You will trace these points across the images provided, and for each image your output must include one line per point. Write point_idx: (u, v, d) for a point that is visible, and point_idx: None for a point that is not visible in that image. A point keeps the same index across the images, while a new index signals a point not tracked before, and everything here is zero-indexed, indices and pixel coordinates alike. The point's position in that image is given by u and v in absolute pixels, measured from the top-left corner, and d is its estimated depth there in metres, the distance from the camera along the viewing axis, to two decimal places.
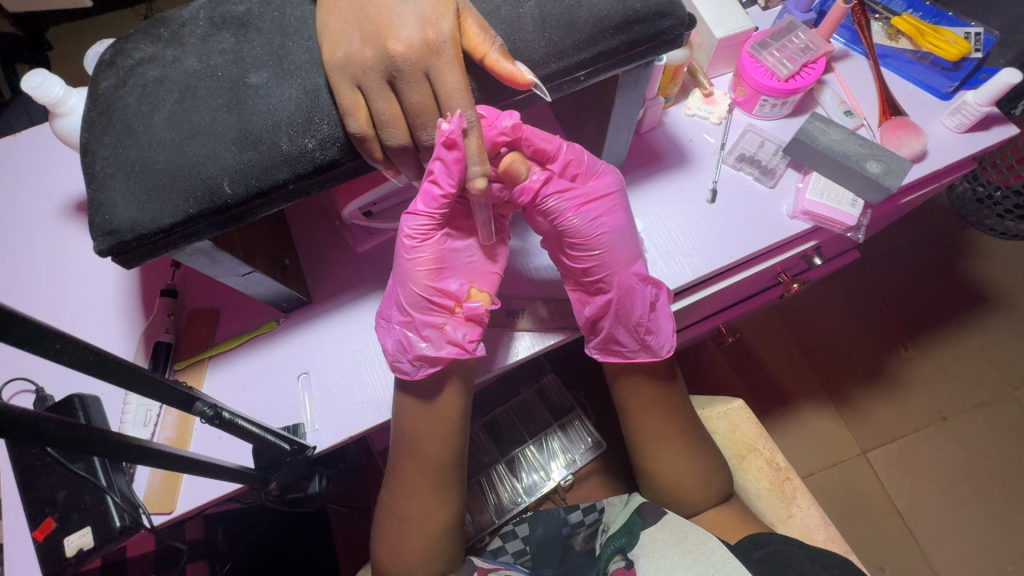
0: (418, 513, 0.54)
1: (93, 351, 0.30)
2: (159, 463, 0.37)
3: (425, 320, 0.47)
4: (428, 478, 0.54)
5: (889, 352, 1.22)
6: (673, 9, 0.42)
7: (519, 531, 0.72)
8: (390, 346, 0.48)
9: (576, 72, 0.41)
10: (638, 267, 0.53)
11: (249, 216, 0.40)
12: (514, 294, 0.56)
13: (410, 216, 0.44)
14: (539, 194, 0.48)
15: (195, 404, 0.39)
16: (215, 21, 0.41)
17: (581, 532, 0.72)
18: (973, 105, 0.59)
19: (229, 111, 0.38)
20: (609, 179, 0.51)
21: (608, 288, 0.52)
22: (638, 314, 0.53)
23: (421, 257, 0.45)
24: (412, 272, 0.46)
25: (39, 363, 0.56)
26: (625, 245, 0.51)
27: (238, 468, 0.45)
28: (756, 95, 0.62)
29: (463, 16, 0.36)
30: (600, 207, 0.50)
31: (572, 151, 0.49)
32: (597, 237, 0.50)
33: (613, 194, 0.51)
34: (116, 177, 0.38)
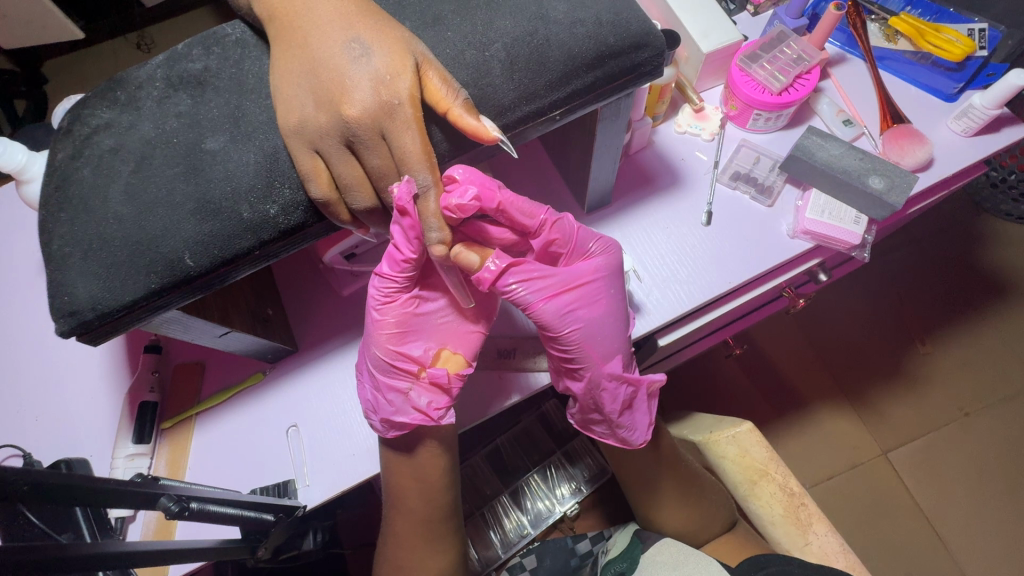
0: (415, 565, 0.53)
1: (25, 480, 0.30)
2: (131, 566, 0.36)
3: (388, 387, 0.45)
4: (422, 532, 0.52)
5: (907, 348, 1.18)
6: (650, 39, 0.39)
7: (526, 564, 0.71)
8: (364, 402, 0.47)
9: (550, 113, 0.39)
10: (617, 364, 0.47)
11: (217, 283, 0.38)
12: (504, 334, 0.54)
13: (376, 278, 0.43)
14: (496, 284, 0.42)
15: (159, 500, 0.37)
16: (171, 80, 0.39)
17: (588, 562, 0.70)
18: (981, 109, 0.56)
19: (186, 180, 0.36)
20: (597, 262, 0.46)
21: (580, 377, 0.47)
22: (610, 408, 0.49)
23: (383, 319, 0.44)
24: (375, 338, 0.44)
25: (26, 429, 0.55)
26: (602, 344, 0.45)
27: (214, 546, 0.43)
28: (748, 110, 0.60)
29: (423, 70, 0.34)
30: (575, 297, 0.44)
31: (559, 228, 0.45)
32: (569, 331, 0.44)
33: (594, 283, 0.45)
34: (74, 256, 0.36)
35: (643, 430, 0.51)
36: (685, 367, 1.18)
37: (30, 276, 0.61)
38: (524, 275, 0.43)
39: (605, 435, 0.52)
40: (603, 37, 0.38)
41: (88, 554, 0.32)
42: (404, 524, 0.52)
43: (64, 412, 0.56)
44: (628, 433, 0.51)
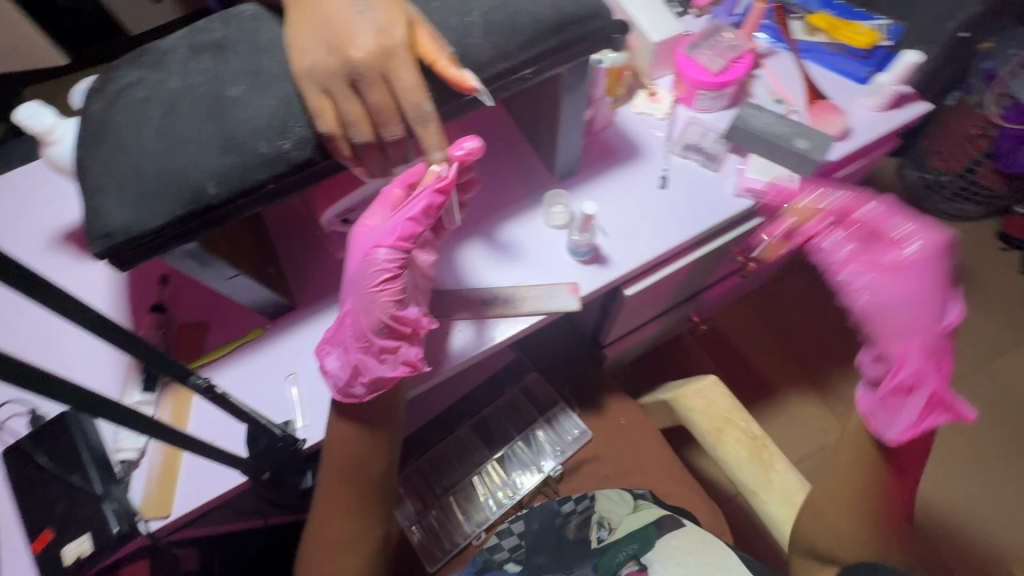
0: (353, 534, 0.56)
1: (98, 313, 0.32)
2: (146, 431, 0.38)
3: (384, 346, 0.51)
4: (368, 491, 0.56)
5: (862, 335, 1.28)
6: (602, 12, 0.47)
7: (514, 527, 0.71)
8: (343, 372, 0.51)
9: (523, 71, 0.46)
10: (926, 337, 0.54)
11: (233, 216, 0.43)
12: (455, 305, 0.61)
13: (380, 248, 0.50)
14: (812, 240, 0.62)
15: (189, 379, 0.42)
16: (195, 47, 0.45)
17: (573, 519, 0.72)
18: (886, 85, 0.66)
19: (210, 121, 0.42)
20: (917, 247, 0.57)
21: (893, 356, 0.55)
22: (882, 388, 0.55)
23: (388, 286, 0.51)
24: (377, 299, 0.50)
25: (31, 387, 0.58)
26: (915, 321, 0.55)
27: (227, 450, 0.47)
28: (694, 91, 0.69)
29: (415, 27, 0.41)
30: (878, 275, 0.57)
31: (879, 213, 0.59)
32: (867, 300, 0.57)
33: (917, 261, 0.56)
34: (109, 187, 0.41)
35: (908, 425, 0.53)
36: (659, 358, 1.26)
37: (37, 250, 0.65)
38: (838, 241, 0.61)
39: (881, 426, 0.55)
40: (564, 7, 0.46)
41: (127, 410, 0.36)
42: (332, 478, 0.55)
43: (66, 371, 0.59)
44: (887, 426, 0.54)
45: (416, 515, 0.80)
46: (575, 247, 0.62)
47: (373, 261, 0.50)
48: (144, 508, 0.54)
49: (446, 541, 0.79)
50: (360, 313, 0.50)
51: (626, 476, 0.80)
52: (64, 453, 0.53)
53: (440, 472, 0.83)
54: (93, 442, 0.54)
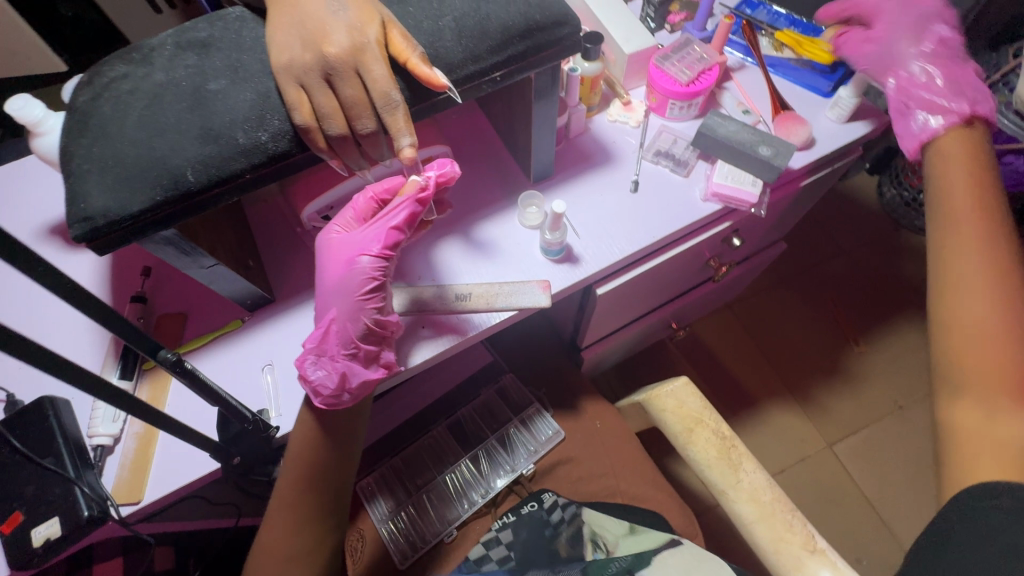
0: (309, 547, 0.56)
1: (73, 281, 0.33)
2: (111, 401, 0.39)
3: (372, 351, 0.54)
4: (324, 490, 0.56)
5: (842, 347, 1.30)
6: (569, 19, 0.50)
7: (502, 537, 0.71)
8: (326, 381, 0.52)
9: (493, 73, 0.49)
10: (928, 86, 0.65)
11: (210, 203, 0.45)
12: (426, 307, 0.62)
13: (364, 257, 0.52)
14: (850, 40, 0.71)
15: (158, 354, 0.42)
16: (181, 44, 0.48)
17: (562, 531, 0.71)
18: (848, 98, 0.70)
19: (192, 112, 0.44)
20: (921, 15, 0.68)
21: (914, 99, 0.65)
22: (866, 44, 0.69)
23: (372, 294, 0.53)
24: (365, 307, 0.52)
25: (10, 373, 0.59)
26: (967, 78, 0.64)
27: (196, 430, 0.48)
28: (665, 101, 0.72)
29: (388, 27, 0.44)
30: (879, 38, 0.69)
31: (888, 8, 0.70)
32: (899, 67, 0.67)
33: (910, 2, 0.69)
34: (91, 172, 0.43)
35: (939, 140, 0.62)
36: (641, 367, 1.28)
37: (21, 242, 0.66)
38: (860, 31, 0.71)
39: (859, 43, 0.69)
40: (532, 14, 0.49)
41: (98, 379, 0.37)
42: (286, 490, 0.55)
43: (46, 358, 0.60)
44: (938, 149, 0.62)
45: (389, 513, 0.80)
46: (548, 246, 0.64)
47: (361, 269, 0.52)
48: (114, 493, 0.54)
49: (420, 538, 0.79)
50: (347, 321, 0.52)
51: (599, 477, 0.80)
52: (38, 437, 0.54)
53: (415, 471, 0.84)
54: (68, 428, 0.55)
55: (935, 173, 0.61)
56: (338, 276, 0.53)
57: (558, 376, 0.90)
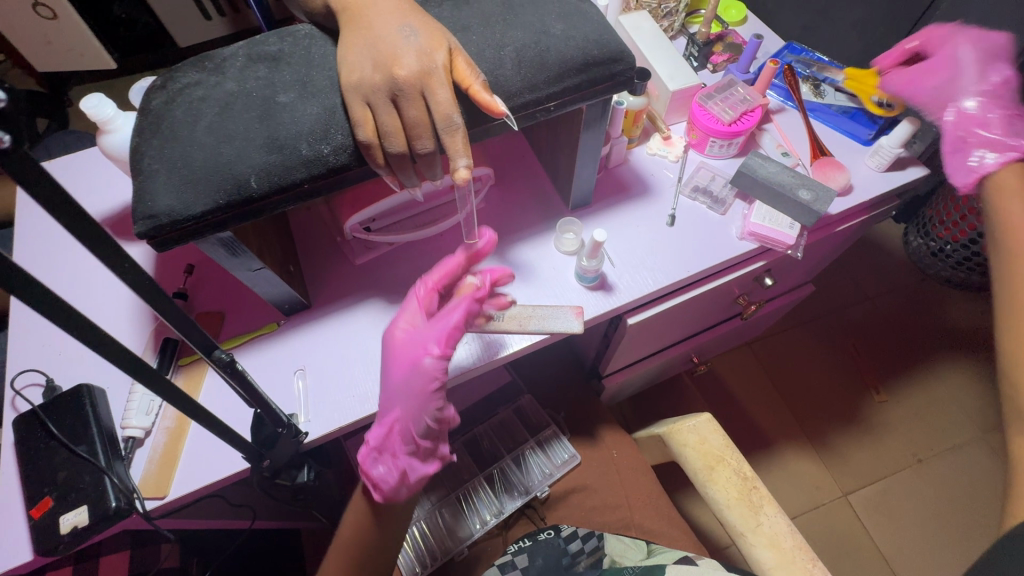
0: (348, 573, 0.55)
1: None
2: (164, 395, 0.38)
3: (430, 447, 0.54)
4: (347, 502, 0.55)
5: (862, 395, 1.28)
6: (624, 56, 0.52)
7: (518, 562, 0.70)
8: (390, 477, 0.53)
9: (547, 103, 0.50)
10: (977, 120, 0.66)
11: (267, 209, 0.47)
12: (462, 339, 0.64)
13: (427, 358, 0.53)
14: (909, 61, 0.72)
15: (212, 352, 0.41)
16: (252, 56, 0.50)
17: (582, 559, 0.70)
18: (888, 148, 0.70)
19: (260, 122, 0.46)
20: (982, 46, 0.68)
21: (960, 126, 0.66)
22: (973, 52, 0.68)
23: (433, 394, 0.53)
24: (427, 407, 0.53)
25: (52, 360, 0.61)
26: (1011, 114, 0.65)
27: (234, 430, 0.47)
28: (706, 138, 0.73)
29: (454, 54, 0.46)
30: (945, 65, 0.69)
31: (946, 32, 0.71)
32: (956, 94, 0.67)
33: (982, 34, 0.69)
34: (160, 172, 0.45)
35: (995, 177, 0.62)
36: (655, 398, 1.27)
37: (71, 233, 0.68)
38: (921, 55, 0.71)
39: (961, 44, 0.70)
40: (589, 50, 0.51)
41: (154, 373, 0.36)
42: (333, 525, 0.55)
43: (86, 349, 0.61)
44: (995, 185, 0.62)
45: None
46: (583, 273, 0.65)
47: (425, 370, 0.53)
48: (142, 487, 0.55)
49: (430, 554, 0.77)
50: (411, 422, 0.53)
51: (615, 509, 0.79)
52: (75, 426, 0.55)
53: (429, 485, 0.85)
54: (103, 417, 0.56)
55: (993, 208, 0.61)
56: (402, 377, 0.54)
57: (577, 402, 0.90)
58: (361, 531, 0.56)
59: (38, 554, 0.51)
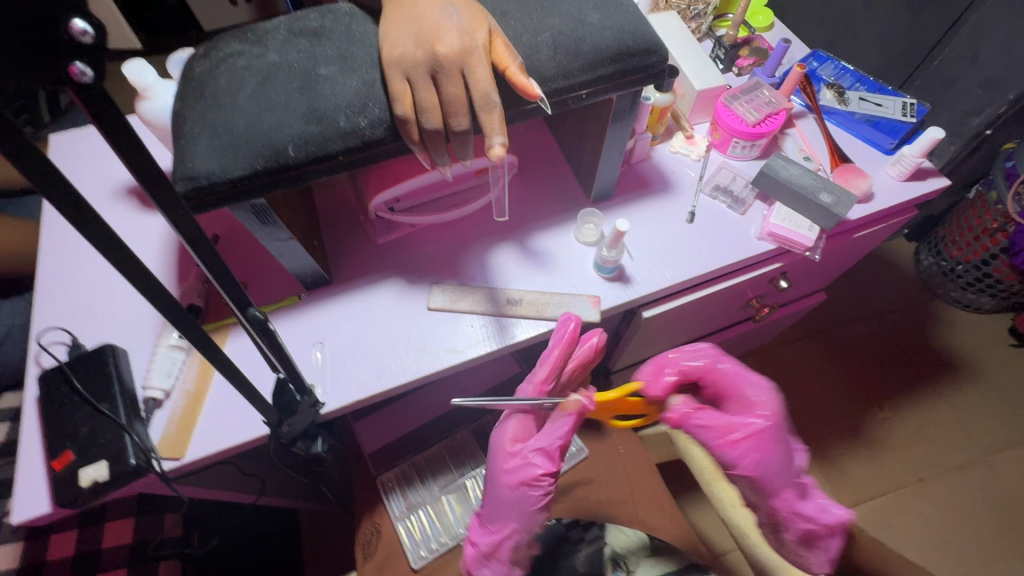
0: None
1: None
2: (201, 353, 0.39)
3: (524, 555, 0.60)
4: None
5: (865, 409, 1.28)
6: (658, 49, 0.53)
7: None
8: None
9: (579, 91, 0.51)
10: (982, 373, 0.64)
11: (303, 178, 0.48)
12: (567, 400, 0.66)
13: (535, 469, 0.57)
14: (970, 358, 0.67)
15: (246, 312, 0.41)
16: (293, 31, 0.51)
17: (582, 551, 0.70)
18: (910, 157, 0.71)
19: (300, 92, 0.47)
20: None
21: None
22: None
23: (534, 509, 0.58)
24: (536, 518, 0.58)
25: (77, 319, 0.62)
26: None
27: (259, 394, 0.48)
28: (729, 138, 0.74)
29: (493, 35, 0.47)
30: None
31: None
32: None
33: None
34: (201, 135, 0.46)
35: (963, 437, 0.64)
36: None
37: (120, 182, 0.70)
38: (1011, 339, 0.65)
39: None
40: (625, 40, 0.51)
41: (194, 326, 0.36)
42: None
43: (110, 312, 0.63)
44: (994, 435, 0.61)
45: (407, 510, 0.81)
46: (602, 263, 0.65)
47: (532, 490, 0.57)
48: (160, 447, 0.55)
49: (438, 539, 0.78)
50: (521, 538, 0.58)
51: (618, 504, 0.79)
52: (99, 384, 0.56)
53: (434, 468, 0.85)
54: (125, 378, 0.57)
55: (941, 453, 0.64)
56: (511, 494, 0.58)
57: None
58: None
59: (57, 505, 0.51)
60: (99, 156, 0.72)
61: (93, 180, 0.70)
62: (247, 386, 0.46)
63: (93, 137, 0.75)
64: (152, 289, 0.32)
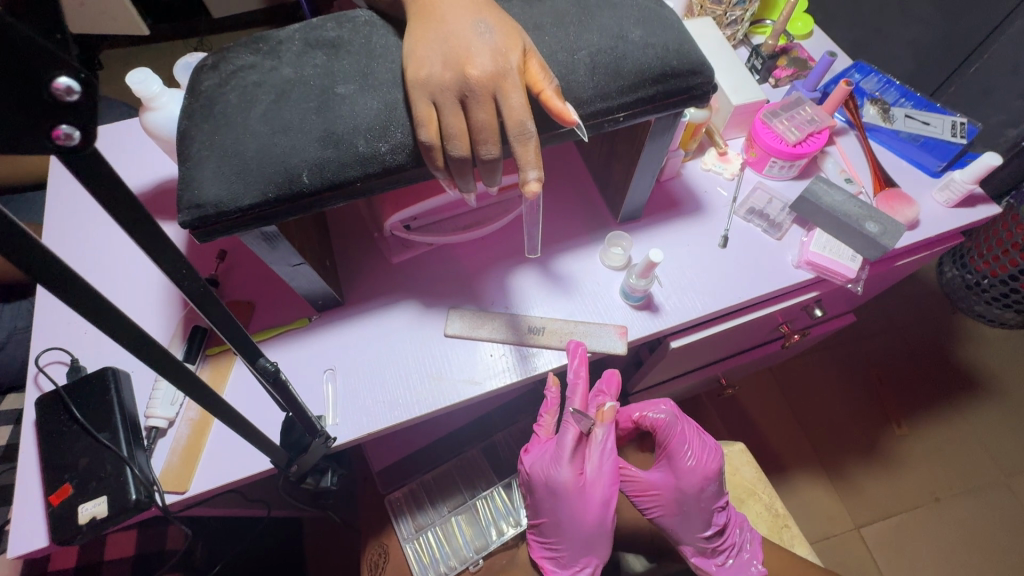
0: None
1: None
2: (206, 406, 0.35)
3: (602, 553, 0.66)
4: None
5: (884, 428, 1.24)
6: (703, 69, 0.48)
7: None
8: None
9: (617, 113, 0.47)
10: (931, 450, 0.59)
11: (317, 206, 0.44)
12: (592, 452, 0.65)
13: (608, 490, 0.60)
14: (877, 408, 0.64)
15: (255, 359, 0.38)
16: (309, 41, 0.47)
17: None
18: (961, 183, 0.66)
19: (316, 113, 0.43)
20: None
21: None
22: None
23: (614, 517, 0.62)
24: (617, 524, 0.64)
25: (78, 339, 0.59)
26: None
27: (268, 437, 0.45)
28: (766, 157, 0.69)
29: (528, 55, 0.43)
30: None
31: None
32: None
33: None
34: (209, 158, 0.42)
35: None
36: None
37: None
38: None
39: None
40: (668, 59, 0.47)
41: (194, 381, 0.33)
42: None
43: None
44: None
45: (417, 531, 0.79)
46: (630, 291, 0.62)
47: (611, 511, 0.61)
48: (162, 480, 0.53)
49: (446, 563, 0.76)
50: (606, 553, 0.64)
51: None
52: (100, 412, 0.53)
53: (446, 489, 0.82)
54: (127, 404, 0.54)
55: None
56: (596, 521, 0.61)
57: None
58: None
59: (54, 542, 0.49)
60: None
61: None
62: (254, 431, 0.42)
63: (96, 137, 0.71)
64: (149, 350, 0.28)
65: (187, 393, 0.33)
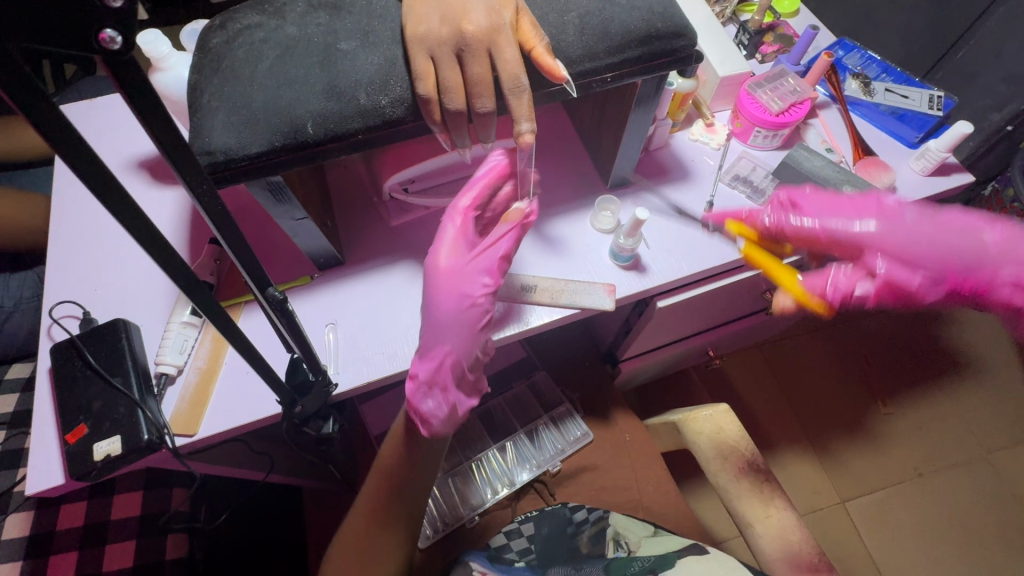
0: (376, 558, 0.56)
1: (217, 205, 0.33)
2: (222, 332, 0.38)
3: (473, 380, 0.56)
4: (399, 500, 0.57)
5: (868, 406, 1.27)
6: (687, 33, 0.51)
7: (524, 529, 0.69)
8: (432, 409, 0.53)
9: (605, 73, 0.50)
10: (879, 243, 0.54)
11: (321, 157, 0.47)
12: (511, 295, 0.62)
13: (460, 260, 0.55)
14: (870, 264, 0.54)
15: (264, 290, 0.41)
16: (312, 2, 0.50)
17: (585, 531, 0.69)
18: (935, 151, 0.69)
19: (320, 68, 0.46)
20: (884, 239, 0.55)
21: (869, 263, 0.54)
22: None
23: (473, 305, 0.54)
24: (478, 339, 0.54)
25: (89, 294, 0.62)
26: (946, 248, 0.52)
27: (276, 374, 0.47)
28: (751, 127, 0.72)
29: (520, 14, 0.46)
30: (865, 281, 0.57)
31: None
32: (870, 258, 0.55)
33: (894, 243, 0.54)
34: (218, 109, 0.45)
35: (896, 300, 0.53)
36: (662, 389, 1.27)
37: (135, 154, 0.69)
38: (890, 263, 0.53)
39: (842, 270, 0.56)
40: (653, 22, 0.50)
41: (212, 304, 0.35)
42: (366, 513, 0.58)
43: (120, 287, 0.62)
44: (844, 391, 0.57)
45: None
46: (618, 251, 0.65)
47: (470, 302, 0.54)
48: (172, 424, 0.55)
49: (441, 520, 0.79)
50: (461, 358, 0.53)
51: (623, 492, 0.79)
52: (113, 359, 0.56)
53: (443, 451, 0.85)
54: (138, 353, 0.57)
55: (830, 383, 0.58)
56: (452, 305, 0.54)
57: (593, 385, 0.90)
58: (405, 494, 0.59)
59: (70, 478, 0.52)
60: (109, 128, 0.71)
61: (98, 156, 0.69)
62: (264, 366, 0.45)
63: (105, 106, 0.73)
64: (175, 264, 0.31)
65: (205, 316, 0.35)
